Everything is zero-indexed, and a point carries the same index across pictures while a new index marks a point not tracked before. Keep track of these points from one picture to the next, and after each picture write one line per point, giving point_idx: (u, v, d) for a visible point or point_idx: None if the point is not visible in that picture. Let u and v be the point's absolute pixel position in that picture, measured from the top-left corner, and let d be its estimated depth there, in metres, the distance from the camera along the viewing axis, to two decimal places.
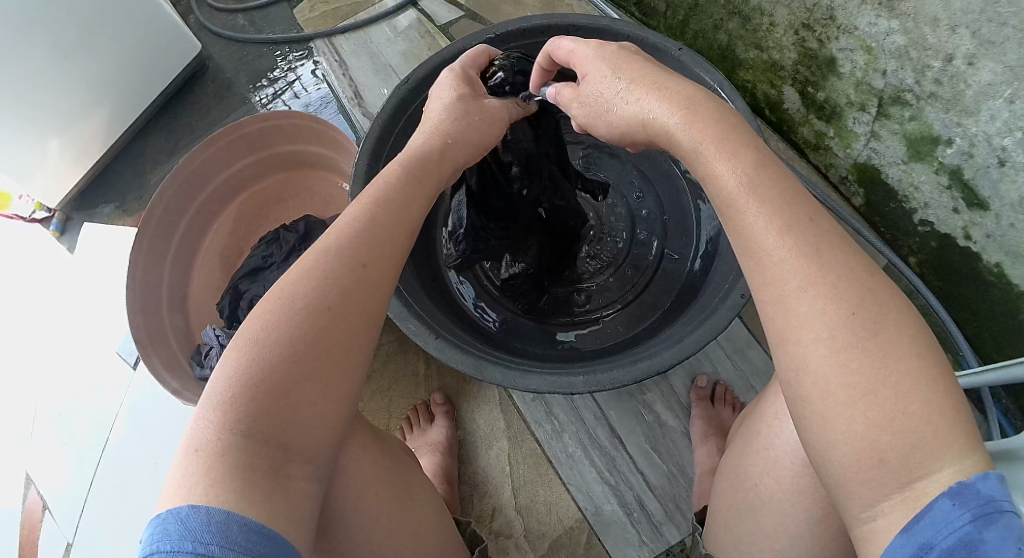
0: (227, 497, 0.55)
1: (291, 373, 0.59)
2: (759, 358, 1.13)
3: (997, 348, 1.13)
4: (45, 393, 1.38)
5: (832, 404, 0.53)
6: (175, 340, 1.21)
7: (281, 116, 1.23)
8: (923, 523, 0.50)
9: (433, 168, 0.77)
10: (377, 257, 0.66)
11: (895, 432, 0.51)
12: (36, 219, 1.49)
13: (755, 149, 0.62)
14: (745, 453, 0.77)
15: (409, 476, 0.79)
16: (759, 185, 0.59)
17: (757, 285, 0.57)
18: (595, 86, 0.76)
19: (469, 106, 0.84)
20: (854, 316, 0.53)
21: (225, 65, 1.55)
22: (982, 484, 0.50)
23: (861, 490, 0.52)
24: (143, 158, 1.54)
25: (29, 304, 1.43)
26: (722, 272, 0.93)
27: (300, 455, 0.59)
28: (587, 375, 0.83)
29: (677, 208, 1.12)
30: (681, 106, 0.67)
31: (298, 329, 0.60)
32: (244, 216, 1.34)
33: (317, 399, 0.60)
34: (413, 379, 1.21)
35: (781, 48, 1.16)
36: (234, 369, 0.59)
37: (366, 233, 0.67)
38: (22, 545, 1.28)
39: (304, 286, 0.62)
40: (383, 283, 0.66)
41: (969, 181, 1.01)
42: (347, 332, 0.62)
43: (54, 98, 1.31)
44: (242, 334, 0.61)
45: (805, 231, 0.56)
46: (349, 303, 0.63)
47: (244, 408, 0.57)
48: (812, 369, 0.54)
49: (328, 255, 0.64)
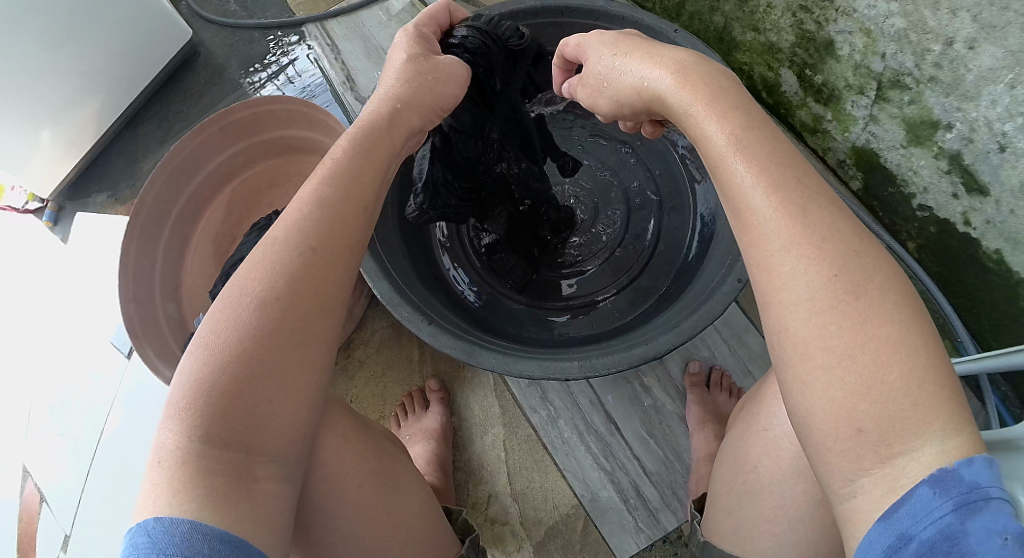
0: (190, 507, 0.54)
1: (243, 372, 0.58)
2: (757, 343, 1.12)
3: (995, 335, 1.13)
4: (42, 384, 1.37)
5: (810, 367, 0.52)
6: (169, 329, 1.21)
7: (270, 101, 1.22)
8: (900, 513, 0.49)
9: (386, 139, 0.73)
10: (326, 239, 0.64)
11: (872, 401, 0.50)
12: (29, 210, 1.48)
13: (746, 109, 0.61)
14: (745, 438, 0.77)
15: (395, 462, 0.79)
16: (748, 146, 0.58)
17: (746, 242, 0.57)
18: (595, 67, 0.75)
19: (423, 66, 0.78)
20: (835, 278, 0.52)
21: (217, 50, 1.54)
22: (965, 470, 0.48)
23: (840, 462, 0.52)
24: (134, 146, 1.52)
25: (24, 296, 1.42)
26: (717, 257, 0.92)
27: (263, 455, 0.58)
28: (582, 360, 0.82)
29: (671, 187, 1.11)
30: (676, 69, 0.66)
31: (248, 326, 0.59)
32: (237, 204, 1.32)
33: (274, 396, 0.58)
34: (408, 364, 1.21)
35: (778, 30, 1.14)
36: (188, 375, 0.58)
37: (319, 216, 0.64)
38: (20, 537, 1.28)
39: (253, 281, 0.61)
40: (338, 263, 0.64)
41: (969, 166, 1.00)
42: (306, 320, 0.61)
43: (45, 90, 1.29)
44: (196, 338, 0.60)
45: (790, 191, 0.56)
46: (297, 290, 0.61)
47: (200, 413, 0.57)
48: (792, 332, 0.53)
49: (275, 244, 0.63)
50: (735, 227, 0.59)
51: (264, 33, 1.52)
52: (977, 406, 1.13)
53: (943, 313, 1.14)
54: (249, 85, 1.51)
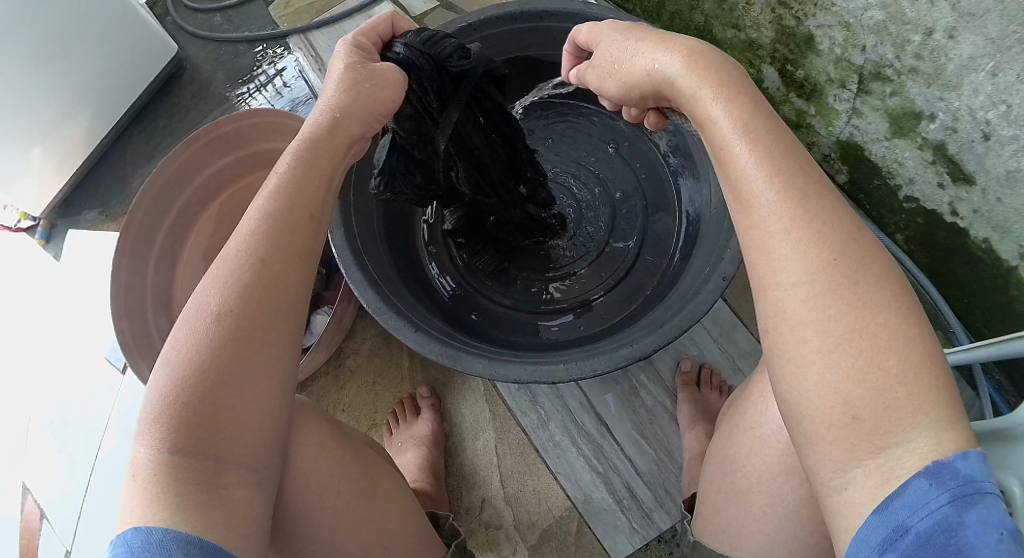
0: (165, 515, 0.55)
1: (204, 384, 0.58)
2: (746, 341, 1.13)
3: (987, 323, 1.13)
4: (37, 402, 1.37)
5: (807, 351, 0.52)
6: (161, 342, 1.21)
7: (258, 113, 1.23)
8: (896, 505, 0.49)
9: (326, 151, 0.72)
10: (277, 250, 0.64)
11: (868, 388, 0.50)
12: (21, 229, 1.48)
13: (753, 96, 0.61)
14: (732, 437, 0.77)
15: (378, 470, 0.79)
16: (753, 132, 0.58)
17: (743, 228, 0.58)
18: (606, 53, 0.75)
19: (360, 75, 0.75)
20: (835, 262, 0.53)
21: (203, 65, 1.54)
22: (961, 463, 0.49)
23: (830, 450, 0.51)
24: (124, 161, 1.52)
25: (18, 314, 1.43)
26: (702, 256, 0.92)
27: (232, 462, 0.59)
28: (567, 363, 0.83)
29: (655, 186, 1.12)
30: (686, 52, 0.66)
31: (208, 338, 0.60)
32: (226, 216, 1.31)
33: (237, 404, 0.59)
34: (399, 372, 1.21)
35: (758, 27, 1.15)
36: (154, 391, 0.59)
37: (268, 229, 0.65)
38: (21, 554, 1.28)
39: (210, 296, 0.62)
40: (294, 274, 0.64)
41: (953, 156, 1.01)
42: (263, 330, 0.61)
43: (33, 107, 1.30)
44: (161, 353, 0.61)
45: (792, 175, 0.56)
46: (251, 300, 0.61)
47: (167, 427, 0.57)
48: (789, 314, 0.53)
49: (227, 260, 0.63)
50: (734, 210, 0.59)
51: (251, 45, 1.53)
52: (971, 396, 1.13)
53: (932, 303, 1.16)
54: (235, 97, 1.51)
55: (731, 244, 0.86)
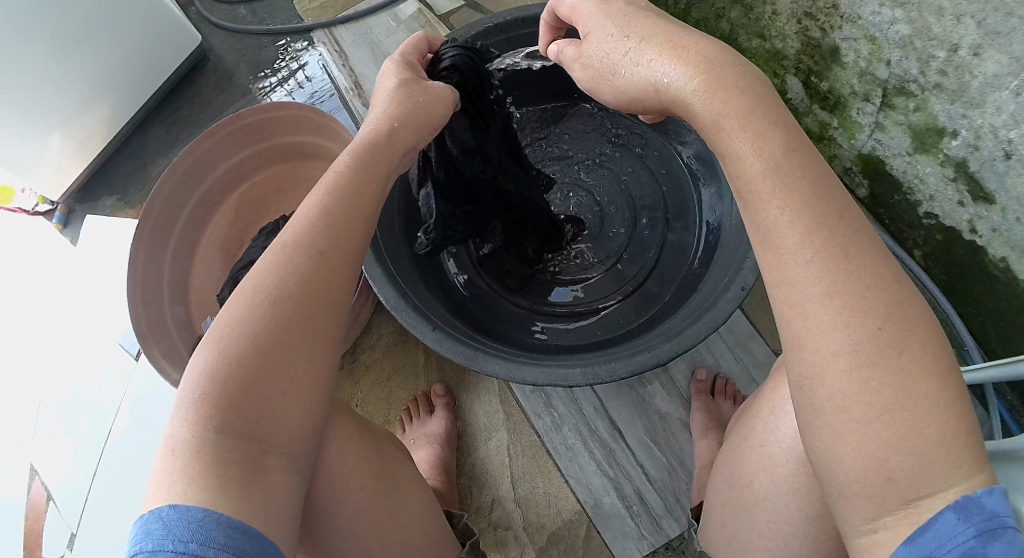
0: (204, 495, 0.56)
1: (257, 365, 0.60)
2: (761, 351, 1.12)
3: (1001, 343, 1.13)
4: (48, 383, 1.38)
5: (845, 420, 0.54)
6: (176, 331, 1.22)
7: (282, 106, 1.23)
8: (925, 536, 0.52)
9: (385, 156, 0.74)
10: (334, 244, 0.67)
11: (908, 453, 0.52)
12: (39, 213, 1.49)
13: (784, 126, 0.61)
14: (739, 451, 0.77)
15: (398, 466, 0.80)
16: (791, 176, 0.58)
17: (773, 279, 0.58)
18: (598, 48, 0.72)
19: (413, 89, 0.79)
20: (881, 331, 0.54)
21: (227, 57, 1.55)
22: (987, 498, 0.51)
23: (863, 504, 0.54)
24: (144, 150, 1.53)
25: (34, 296, 1.44)
26: (721, 264, 0.92)
27: (276, 447, 0.60)
28: (585, 367, 0.83)
29: (677, 195, 1.12)
30: (704, 68, 0.64)
31: (261, 320, 0.62)
32: (245, 210, 1.33)
33: (285, 387, 0.61)
34: (414, 369, 1.22)
35: (784, 37, 1.14)
36: (203, 365, 0.61)
37: (325, 221, 0.67)
38: (26, 535, 1.29)
39: (265, 280, 0.64)
40: (345, 268, 0.67)
41: (975, 173, 1.00)
42: (314, 320, 0.64)
43: (56, 94, 1.31)
44: (209, 332, 0.63)
45: (835, 232, 0.56)
46: (307, 290, 0.64)
47: (216, 403, 0.59)
48: (828, 382, 0.55)
49: (285, 247, 0.65)
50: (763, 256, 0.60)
51: (274, 39, 1.53)
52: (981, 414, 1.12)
53: (945, 314, 1.15)
54: (258, 91, 1.51)
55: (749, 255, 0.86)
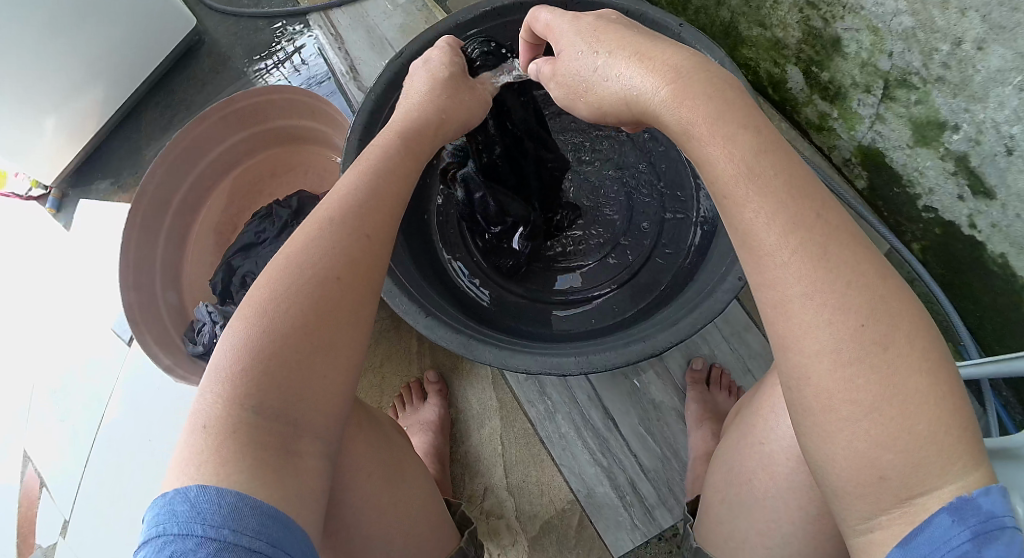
0: (238, 478, 0.56)
1: (300, 345, 0.60)
2: (757, 342, 1.11)
3: (998, 339, 1.13)
4: (42, 368, 1.38)
5: (833, 418, 0.54)
6: (168, 316, 1.21)
7: (275, 90, 1.20)
8: (919, 539, 0.51)
9: (426, 139, 0.81)
10: (378, 227, 0.69)
11: (898, 452, 0.52)
12: (32, 197, 1.48)
13: (755, 129, 0.60)
14: (739, 447, 0.76)
15: (405, 457, 0.81)
16: (763, 179, 0.57)
17: (755, 281, 0.58)
18: (571, 64, 0.74)
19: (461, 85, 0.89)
20: (863, 328, 0.53)
21: (221, 39, 1.53)
22: (983, 499, 0.51)
23: (857, 504, 0.54)
24: (138, 135, 1.52)
25: (27, 281, 1.43)
26: (717, 256, 0.91)
27: (310, 431, 0.60)
28: (579, 356, 0.82)
29: (677, 180, 1.09)
30: (673, 78, 0.64)
31: (305, 297, 0.62)
32: (238, 191, 1.32)
33: (327, 370, 0.61)
34: (406, 356, 1.21)
35: (785, 26, 1.12)
36: (240, 339, 0.60)
37: (370, 200, 0.70)
38: (19, 521, 1.30)
39: (308, 255, 0.64)
40: (386, 250, 0.69)
41: (975, 169, 0.99)
42: (349, 301, 0.64)
43: (47, 78, 1.29)
44: (246, 304, 0.62)
45: (811, 230, 0.55)
46: (351, 270, 0.65)
47: (257, 382, 0.59)
48: (814, 381, 0.54)
49: (331, 223, 0.67)
50: (745, 259, 0.59)
51: (270, 22, 1.51)
52: (977, 411, 1.12)
53: (946, 314, 1.14)
54: (253, 73, 1.50)
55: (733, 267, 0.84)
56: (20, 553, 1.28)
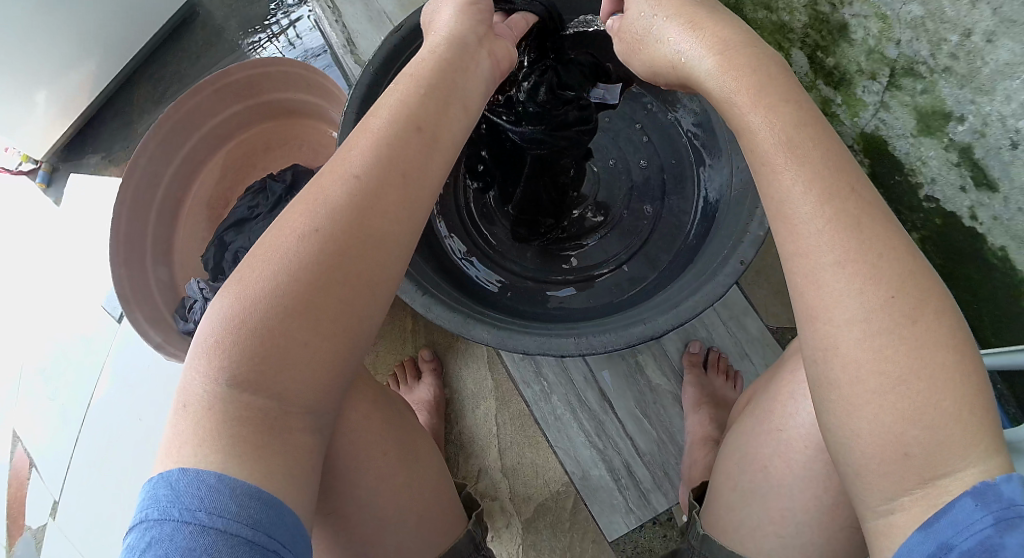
0: (216, 459, 0.55)
1: (279, 314, 0.57)
2: (755, 326, 1.10)
3: (996, 332, 1.10)
4: (29, 347, 1.36)
5: (860, 391, 0.52)
6: (159, 293, 1.19)
7: (263, 64, 1.18)
8: (941, 523, 0.50)
9: (452, 80, 0.72)
10: (370, 165, 0.62)
11: (923, 427, 0.51)
12: (22, 171, 1.44)
13: (797, 102, 0.59)
14: (752, 434, 0.75)
15: (417, 434, 0.81)
16: (804, 150, 0.56)
17: (788, 249, 0.56)
18: (634, 24, 0.74)
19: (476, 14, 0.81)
20: (893, 300, 0.52)
21: (215, 11, 1.48)
22: (1005, 486, 0.49)
23: (880, 484, 0.53)
24: (130, 108, 1.49)
25: (17, 257, 1.40)
26: (731, 220, 0.88)
27: (298, 407, 0.58)
28: (579, 337, 0.81)
29: (676, 163, 1.09)
30: (719, 48, 0.63)
31: (283, 258, 0.59)
32: (231, 166, 1.30)
33: (308, 338, 0.58)
34: (401, 335, 1.19)
35: (792, 9, 1.09)
36: (223, 312, 0.58)
37: (373, 145, 0.64)
38: (9, 501, 1.29)
39: (299, 214, 0.61)
40: (395, 201, 0.62)
41: (979, 161, 0.99)
42: (353, 265, 0.60)
43: (43, 47, 1.26)
44: (234, 273, 0.60)
45: (846, 201, 0.54)
46: (340, 222, 0.60)
47: (232, 354, 0.57)
48: (844, 352, 0.53)
49: (322, 178, 0.63)
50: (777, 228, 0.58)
51: None
52: None
53: None
54: (247, 46, 1.47)
55: (751, 227, 0.82)
56: (10, 535, 1.27)
